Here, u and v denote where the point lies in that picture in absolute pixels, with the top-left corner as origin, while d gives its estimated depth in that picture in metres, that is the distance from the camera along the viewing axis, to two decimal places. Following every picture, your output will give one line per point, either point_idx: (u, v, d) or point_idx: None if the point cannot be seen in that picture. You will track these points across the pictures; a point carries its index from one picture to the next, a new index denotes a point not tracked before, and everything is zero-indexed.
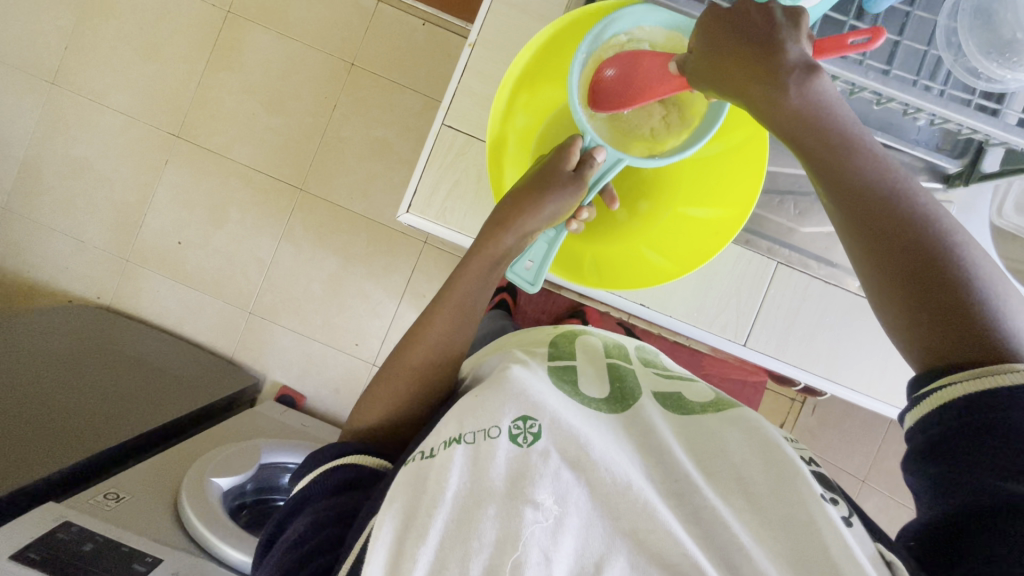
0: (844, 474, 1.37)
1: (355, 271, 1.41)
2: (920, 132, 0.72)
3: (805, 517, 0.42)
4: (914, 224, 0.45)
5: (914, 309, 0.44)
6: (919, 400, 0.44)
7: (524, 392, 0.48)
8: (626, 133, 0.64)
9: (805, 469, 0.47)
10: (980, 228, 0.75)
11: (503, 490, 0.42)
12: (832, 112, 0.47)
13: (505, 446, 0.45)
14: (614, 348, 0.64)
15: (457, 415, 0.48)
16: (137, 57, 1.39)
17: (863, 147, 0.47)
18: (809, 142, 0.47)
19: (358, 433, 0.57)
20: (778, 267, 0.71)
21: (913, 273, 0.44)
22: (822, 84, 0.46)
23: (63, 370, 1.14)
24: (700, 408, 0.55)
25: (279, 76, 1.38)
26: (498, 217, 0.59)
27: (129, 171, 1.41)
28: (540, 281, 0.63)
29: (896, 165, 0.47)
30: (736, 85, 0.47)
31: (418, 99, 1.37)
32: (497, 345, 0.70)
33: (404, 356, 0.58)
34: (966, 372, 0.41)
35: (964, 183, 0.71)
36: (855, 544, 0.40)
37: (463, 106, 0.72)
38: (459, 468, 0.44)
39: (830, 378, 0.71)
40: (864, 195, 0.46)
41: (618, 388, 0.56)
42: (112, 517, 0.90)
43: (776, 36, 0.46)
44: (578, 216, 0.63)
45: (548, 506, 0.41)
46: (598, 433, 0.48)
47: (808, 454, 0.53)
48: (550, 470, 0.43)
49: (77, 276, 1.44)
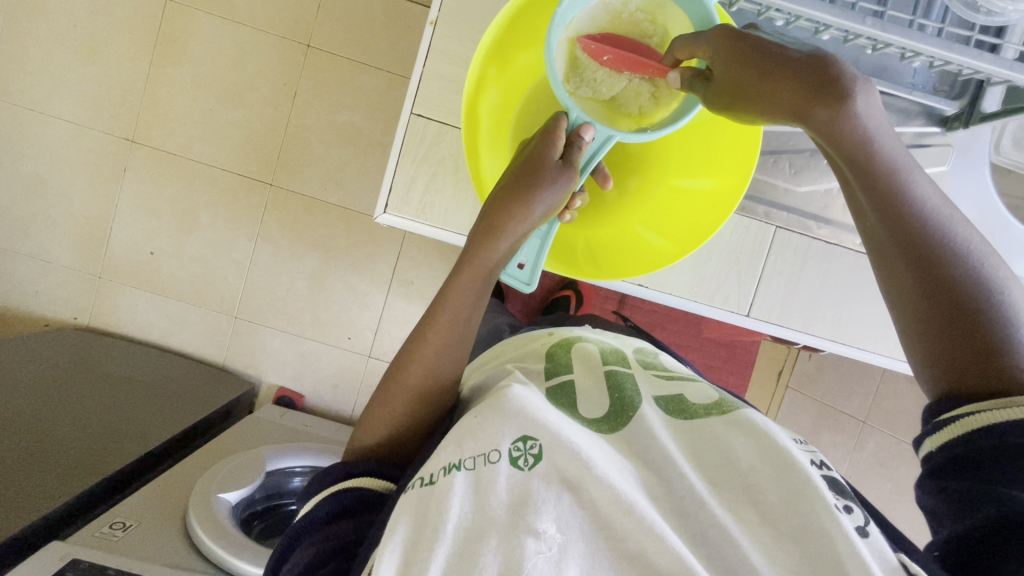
0: (843, 415, 1.40)
1: (337, 264, 1.36)
2: (917, 75, 0.69)
3: (818, 527, 0.41)
4: (950, 259, 0.44)
5: (945, 341, 0.44)
6: (936, 427, 0.45)
7: (522, 410, 0.47)
8: (614, 107, 0.61)
9: (817, 475, 0.45)
10: (979, 168, 0.73)
11: (504, 519, 0.41)
12: (887, 139, 0.44)
13: (506, 470, 0.43)
14: (611, 352, 0.62)
15: (456, 438, 0.47)
16: (73, 59, 1.28)
17: (915, 172, 0.44)
18: (860, 171, 0.44)
19: (358, 451, 0.55)
20: (777, 231, 0.69)
21: (942, 301, 0.44)
22: (876, 108, 0.43)
23: (48, 402, 1.10)
24: (702, 411, 0.53)
25: (231, 65, 1.29)
26: (488, 219, 0.55)
27: (85, 183, 1.33)
28: (536, 280, 0.61)
29: (938, 190, 0.45)
30: (798, 110, 0.43)
31: (381, 77, 1.30)
32: (495, 353, 0.69)
33: (398, 375, 0.54)
34: (990, 405, 0.42)
35: (962, 125, 0.69)
36: (870, 554, 0.39)
37: (431, 91, 0.67)
38: (460, 496, 0.42)
39: (836, 342, 0.70)
40: (905, 226, 0.44)
41: (617, 399, 0.54)
42: (120, 548, 0.88)
43: (826, 68, 0.42)
44: (571, 206, 0.60)
45: (551, 535, 0.40)
46: (600, 450, 0.46)
47: (820, 457, 0.52)
48: (551, 495, 0.42)
49: (50, 299, 1.38)
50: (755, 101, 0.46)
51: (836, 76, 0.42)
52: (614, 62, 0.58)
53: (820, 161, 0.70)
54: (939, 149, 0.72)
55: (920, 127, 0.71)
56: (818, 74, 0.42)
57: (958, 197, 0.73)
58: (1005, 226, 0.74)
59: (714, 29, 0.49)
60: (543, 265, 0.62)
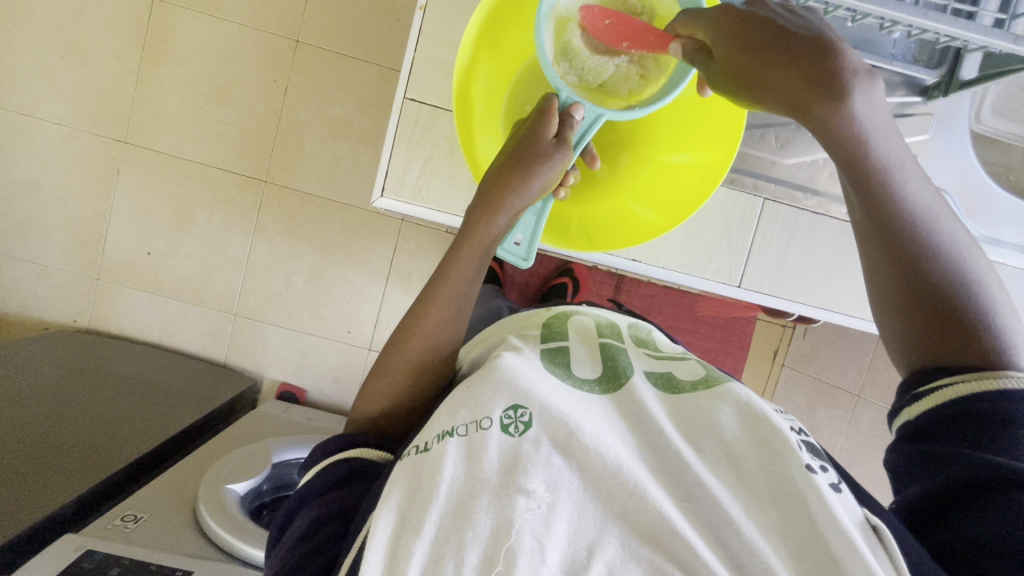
0: (839, 390, 1.42)
1: (335, 258, 1.37)
2: (897, 46, 0.71)
3: (793, 489, 0.43)
4: (930, 249, 0.46)
5: (920, 327, 0.46)
6: (917, 398, 0.46)
7: (512, 381, 0.49)
8: (604, 91, 0.62)
9: (794, 438, 0.47)
10: (961, 137, 0.75)
11: (497, 480, 0.43)
12: (885, 133, 0.44)
13: (497, 436, 0.45)
14: (607, 327, 0.64)
15: (450, 406, 0.49)
16: (62, 61, 1.28)
17: (906, 167, 0.45)
18: (852, 167, 0.45)
19: (358, 423, 0.58)
20: (765, 202, 0.71)
21: (921, 288, 0.46)
22: (875, 104, 0.43)
23: (54, 403, 1.11)
24: (690, 386, 0.55)
25: (221, 64, 1.30)
26: (485, 199, 0.56)
27: (79, 185, 1.33)
28: (532, 256, 0.62)
29: (925, 183, 0.46)
30: (800, 105, 0.43)
31: (371, 71, 1.30)
32: (493, 330, 0.71)
33: (396, 350, 0.56)
34: (968, 377, 0.44)
35: (942, 94, 0.70)
36: (841, 510, 0.41)
37: (421, 76, 0.68)
38: (454, 460, 0.44)
39: (827, 310, 0.72)
40: (891, 218, 0.45)
41: (609, 368, 0.56)
42: (132, 539, 0.90)
43: (830, 64, 0.42)
44: (565, 182, 0.61)
45: (540, 494, 0.42)
46: (589, 417, 0.48)
47: (799, 424, 0.52)
48: (541, 457, 0.44)
49: (49, 302, 1.39)
50: (757, 91, 0.45)
51: (838, 72, 0.42)
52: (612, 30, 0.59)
53: (805, 134, 0.72)
54: (921, 118, 0.74)
55: (903, 98, 0.73)
56: (824, 69, 0.42)
57: (942, 165, 0.75)
58: (987, 192, 0.76)
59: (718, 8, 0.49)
60: (539, 242, 0.63)
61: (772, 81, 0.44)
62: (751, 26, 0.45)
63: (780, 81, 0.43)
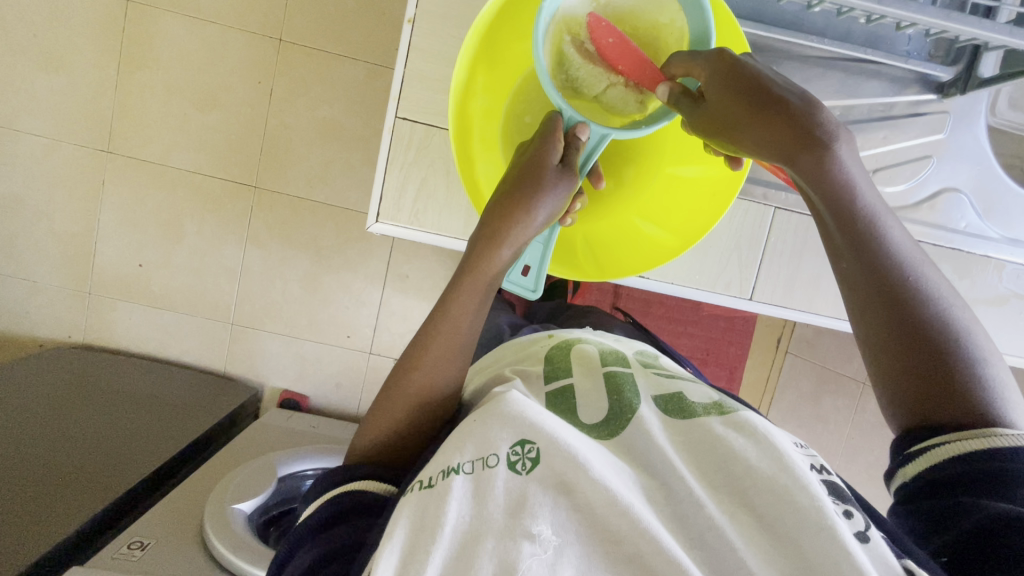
0: (845, 377, 1.40)
1: (330, 263, 1.35)
2: (912, 43, 0.79)
3: (816, 526, 0.40)
4: (918, 300, 0.46)
5: (914, 382, 0.45)
6: (912, 457, 0.46)
7: (520, 414, 0.47)
8: (602, 105, 0.59)
9: (813, 478, 0.44)
10: (978, 132, 0.82)
11: (501, 523, 0.41)
12: (864, 185, 0.47)
13: (505, 474, 0.43)
14: (610, 353, 0.62)
15: (455, 441, 0.46)
16: (37, 69, 1.23)
17: (885, 218, 0.48)
18: (838, 215, 0.47)
19: (360, 454, 0.55)
20: (776, 212, 0.76)
21: (911, 341, 0.45)
22: (849, 159, 0.47)
23: (53, 427, 1.10)
24: (702, 411, 0.53)
25: (203, 66, 1.25)
26: (490, 232, 0.53)
27: (64, 199, 1.30)
28: (541, 287, 0.60)
29: (906, 235, 0.48)
30: (783, 152, 0.46)
31: (360, 68, 1.26)
32: (495, 359, 0.69)
33: (398, 382, 0.54)
34: (956, 437, 0.43)
35: (959, 91, 0.78)
36: (868, 560, 0.39)
37: (413, 95, 0.70)
38: (459, 499, 0.42)
39: (834, 318, 0.78)
40: (877, 266, 0.46)
41: (614, 404, 0.53)
42: (139, 566, 0.89)
43: (812, 119, 0.46)
44: (571, 210, 0.60)
45: (547, 538, 0.40)
46: (598, 454, 0.46)
47: (821, 461, 0.51)
48: (547, 500, 0.42)
49: (40, 319, 1.35)
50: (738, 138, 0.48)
51: (817, 126, 0.46)
52: (617, 47, 0.57)
53: None
54: (937, 116, 0.81)
55: (915, 95, 0.80)
56: (802, 123, 0.45)
57: (959, 160, 0.82)
58: (1001, 187, 0.83)
59: (715, 50, 0.49)
60: (546, 271, 0.61)
61: (752, 132, 0.47)
62: (739, 77, 0.47)
63: (757, 132, 0.46)
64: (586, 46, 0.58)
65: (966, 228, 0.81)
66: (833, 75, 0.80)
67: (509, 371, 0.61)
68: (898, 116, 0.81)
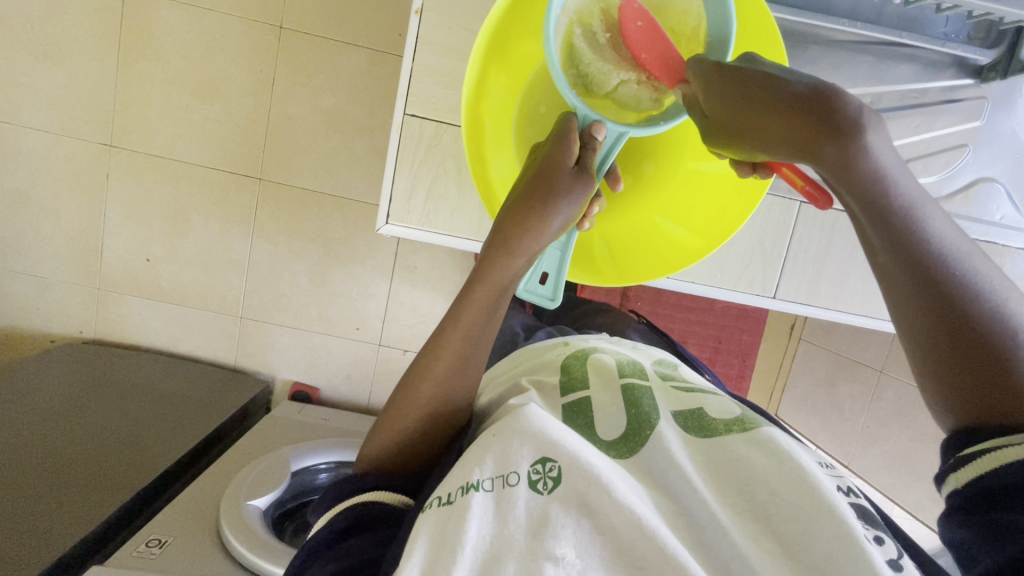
0: (860, 365, 1.37)
1: (337, 256, 1.33)
2: (948, 25, 0.77)
3: (845, 563, 0.38)
4: (963, 291, 0.42)
5: (963, 377, 0.41)
6: (966, 461, 0.40)
7: (541, 430, 0.45)
8: (614, 101, 0.57)
9: (836, 497, 0.42)
10: (1015, 119, 0.79)
11: (523, 545, 0.40)
12: (900, 173, 0.43)
13: (526, 494, 0.42)
14: (629, 365, 0.61)
15: (474, 455, 0.46)
16: (36, 63, 1.21)
17: (925, 208, 0.44)
18: (871, 206, 0.43)
19: (369, 463, 0.54)
20: (802, 206, 0.75)
21: (955, 335, 0.42)
22: (881, 147, 0.43)
23: (67, 425, 1.10)
24: (723, 428, 0.51)
25: (202, 56, 1.22)
26: (505, 241, 0.51)
27: (70, 195, 1.28)
28: (560, 295, 0.58)
29: (950, 225, 0.44)
30: (799, 141, 0.43)
31: (362, 55, 1.22)
32: (510, 366, 0.68)
33: (408, 393, 0.52)
34: (1010, 440, 0.39)
35: (1000, 75, 0.76)
36: None
37: (422, 89, 0.68)
38: (479, 518, 0.41)
39: (858, 313, 0.78)
40: (915, 256, 0.43)
41: (632, 419, 0.52)
42: (156, 565, 0.89)
43: (830, 103, 0.42)
44: (589, 213, 0.58)
45: (570, 561, 0.39)
46: (619, 474, 0.45)
47: (848, 483, 0.49)
48: (570, 522, 0.41)
49: (50, 316, 1.35)
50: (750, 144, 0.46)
51: (843, 111, 0.42)
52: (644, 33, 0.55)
53: None
54: (974, 101, 0.79)
55: (951, 80, 0.78)
56: (821, 111, 0.42)
57: (993, 150, 0.80)
58: None
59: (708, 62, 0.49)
60: (565, 278, 0.60)
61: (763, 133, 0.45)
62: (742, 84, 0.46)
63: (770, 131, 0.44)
64: (598, 38, 0.56)
65: (1002, 220, 0.80)
66: (862, 60, 0.77)
67: (525, 380, 0.60)
68: (931, 102, 0.78)
